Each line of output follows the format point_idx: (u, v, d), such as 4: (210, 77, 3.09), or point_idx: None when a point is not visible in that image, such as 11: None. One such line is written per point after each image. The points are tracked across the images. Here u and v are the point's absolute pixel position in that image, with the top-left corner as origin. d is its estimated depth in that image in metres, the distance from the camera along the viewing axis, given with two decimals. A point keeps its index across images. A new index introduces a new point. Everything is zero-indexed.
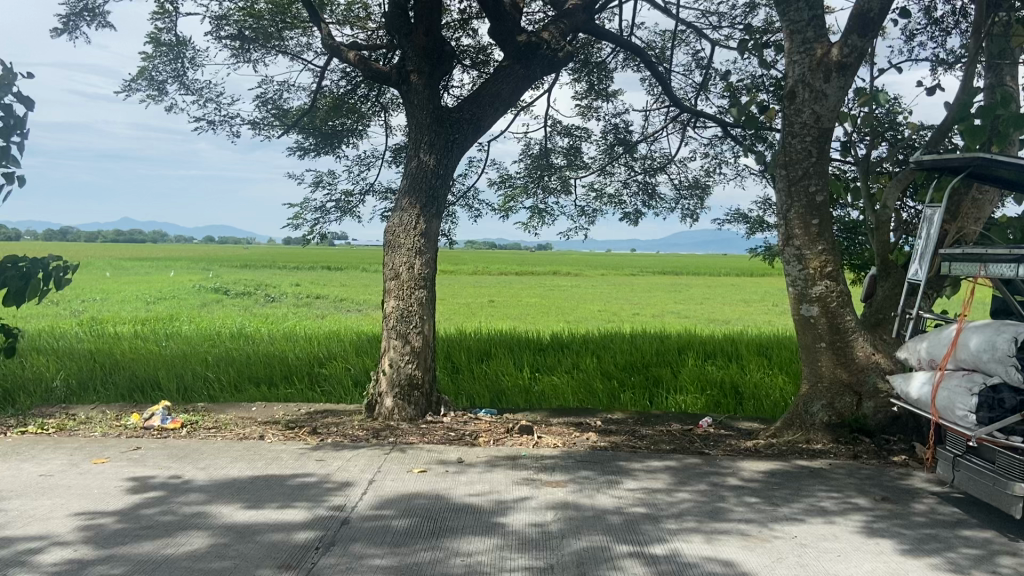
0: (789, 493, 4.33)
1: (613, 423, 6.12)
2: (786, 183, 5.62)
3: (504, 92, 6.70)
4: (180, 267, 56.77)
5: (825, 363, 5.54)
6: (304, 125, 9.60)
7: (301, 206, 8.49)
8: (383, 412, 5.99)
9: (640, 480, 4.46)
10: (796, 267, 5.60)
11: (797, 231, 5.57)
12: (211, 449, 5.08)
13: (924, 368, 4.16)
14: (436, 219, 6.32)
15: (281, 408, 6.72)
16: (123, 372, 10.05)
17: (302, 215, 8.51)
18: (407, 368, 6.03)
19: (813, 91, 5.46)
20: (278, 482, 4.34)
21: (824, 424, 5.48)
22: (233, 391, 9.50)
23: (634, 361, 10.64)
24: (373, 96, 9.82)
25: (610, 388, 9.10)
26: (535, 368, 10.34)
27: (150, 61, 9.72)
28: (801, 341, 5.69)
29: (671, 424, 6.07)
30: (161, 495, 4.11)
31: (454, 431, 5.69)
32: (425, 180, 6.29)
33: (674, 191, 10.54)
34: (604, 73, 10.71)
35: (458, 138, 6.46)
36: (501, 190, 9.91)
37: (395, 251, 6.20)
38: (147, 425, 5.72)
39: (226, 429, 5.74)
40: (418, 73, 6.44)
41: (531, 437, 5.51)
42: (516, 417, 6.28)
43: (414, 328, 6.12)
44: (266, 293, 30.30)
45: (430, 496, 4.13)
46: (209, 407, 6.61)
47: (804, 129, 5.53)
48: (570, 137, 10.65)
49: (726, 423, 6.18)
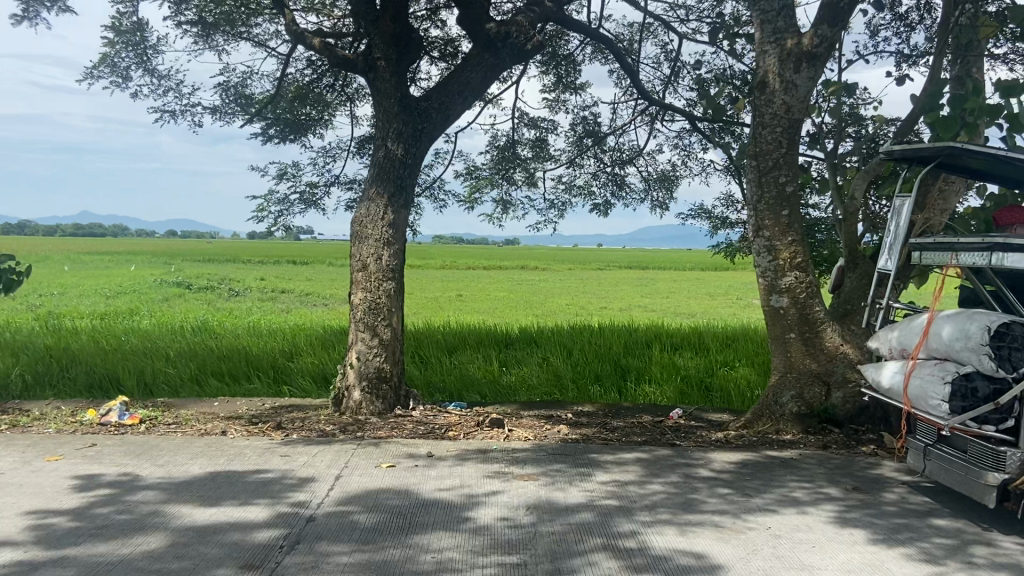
0: (761, 483, 4.30)
1: (584, 415, 6.07)
2: (756, 173, 5.60)
3: (474, 80, 6.60)
4: (142, 260, 55.87)
5: (795, 353, 5.54)
6: (268, 114, 9.41)
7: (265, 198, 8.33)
8: (350, 406, 5.87)
9: (612, 473, 4.40)
10: (766, 258, 5.58)
11: (768, 222, 5.54)
12: (170, 445, 4.93)
13: (896, 358, 4.15)
14: (404, 209, 6.20)
15: (244, 403, 6.57)
16: (81, 367, 9.80)
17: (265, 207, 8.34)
18: (375, 361, 5.91)
19: (783, 81, 5.43)
20: (240, 479, 4.21)
21: (794, 414, 5.47)
22: (195, 385, 9.31)
23: (603, 353, 10.62)
24: (339, 86, 9.67)
25: (579, 381, 9.09)
26: (504, 361, 10.27)
27: (109, 47, 9.47)
28: (770, 332, 5.67)
29: (641, 416, 6.03)
30: (116, 494, 3.96)
31: (423, 425, 5.59)
32: (393, 170, 6.17)
33: (643, 183, 10.52)
34: (572, 66, 10.65)
35: (426, 127, 6.36)
36: (467, 181, 9.80)
37: (362, 243, 6.06)
38: (104, 421, 5.55)
39: (187, 425, 5.58)
40: (385, 60, 6.32)
41: (501, 430, 5.43)
42: (486, 410, 6.20)
43: (383, 321, 5.99)
44: (229, 287, 29.86)
45: (398, 492, 4.02)
46: (169, 402, 6.44)
47: (774, 120, 5.50)
48: (538, 129, 10.59)
49: (697, 414, 6.16)
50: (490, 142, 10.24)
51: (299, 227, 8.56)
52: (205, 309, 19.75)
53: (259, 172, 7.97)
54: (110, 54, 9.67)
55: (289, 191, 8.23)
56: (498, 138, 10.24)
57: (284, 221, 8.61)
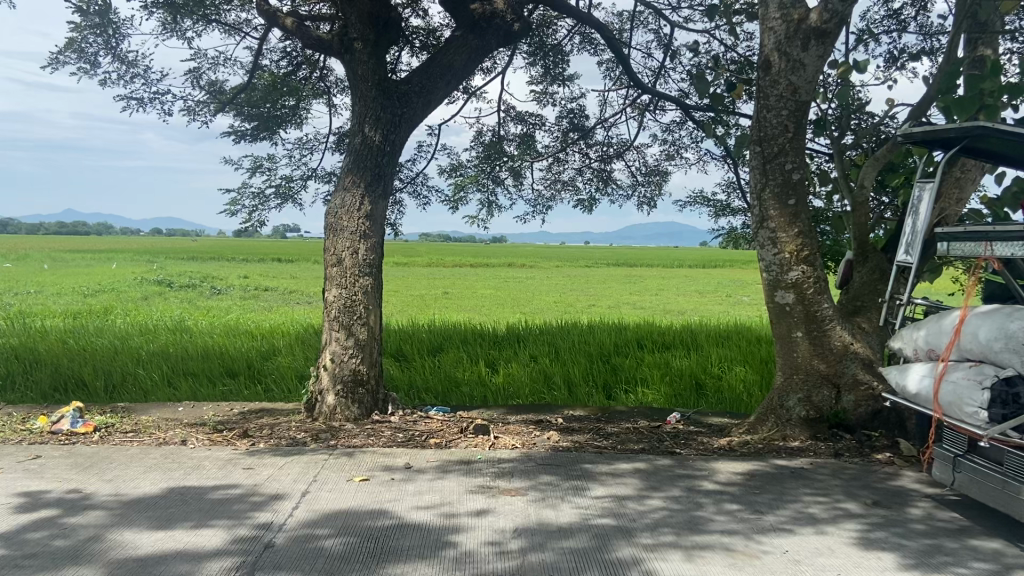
0: (772, 497, 3.91)
1: (575, 420, 5.67)
2: (761, 160, 5.21)
3: (457, 64, 6.18)
4: (123, 259, 55.14)
5: (802, 354, 5.15)
6: (242, 104, 8.97)
7: (239, 192, 7.89)
8: (324, 411, 5.44)
9: (609, 486, 4.00)
10: (770, 251, 5.19)
11: (773, 213, 5.16)
12: (123, 457, 4.48)
13: (923, 360, 3.79)
14: (382, 200, 5.77)
15: (210, 408, 6.12)
16: (46, 369, 9.30)
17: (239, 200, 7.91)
18: (351, 363, 5.48)
19: (790, 60, 5.03)
20: (196, 497, 3.78)
21: (802, 420, 5.09)
22: (166, 386, 8.86)
23: (593, 353, 10.24)
24: (318, 77, 9.24)
25: (569, 380, 8.73)
26: (490, 362, 9.85)
27: (75, 33, 8.99)
28: (775, 331, 5.29)
29: (637, 420, 5.64)
30: (54, 515, 3.51)
31: (402, 432, 5.18)
32: (370, 157, 5.74)
33: (633, 177, 10.14)
34: (560, 57, 10.24)
35: (407, 112, 5.93)
36: (451, 177, 9.38)
37: (336, 236, 5.63)
38: (54, 430, 5.10)
39: (146, 434, 5.14)
40: (362, 41, 5.89)
41: (486, 438, 5.02)
42: (471, 415, 5.80)
43: (359, 319, 5.56)
44: (209, 285, 29.36)
45: (371, 511, 3.60)
46: (129, 408, 5.98)
47: (780, 103, 5.11)
48: (524, 122, 10.19)
49: (695, 418, 5.78)
50: (475, 136, 9.83)
51: (274, 222, 8.12)
52: (183, 308, 19.21)
53: (232, 164, 7.52)
54: (76, 40, 9.21)
55: (263, 184, 7.79)
56: (483, 133, 9.82)
57: (256, 217, 8.17)
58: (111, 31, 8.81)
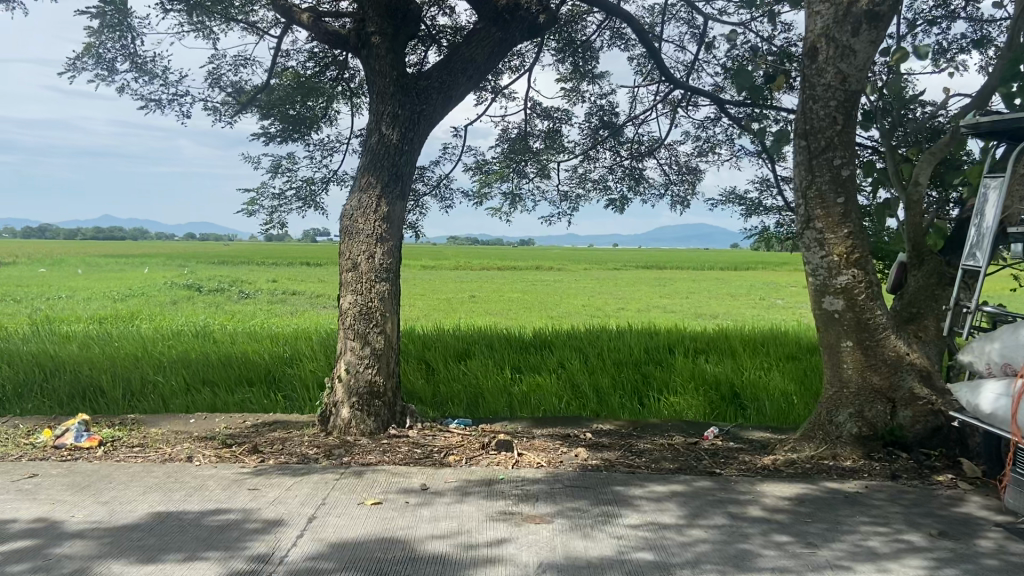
0: (825, 527, 3.54)
1: (605, 435, 5.32)
2: (806, 155, 4.82)
3: (479, 57, 5.87)
4: (155, 263, 55.66)
5: (853, 365, 4.77)
6: (263, 105, 8.73)
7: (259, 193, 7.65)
8: (338, 425, 5.16)
9: (644, 513, 3.65)
10: (817, 253, 4.81)
11: (820, 212, 4.78)
12: (123, 475, 4.21)
13: (996, 376, 3.41)
14: (400, 201, 5.46)
15: (223, 420, 5.84)
16: (65, 376, 9.13)
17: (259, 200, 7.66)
18: (367, 374, 5.19)
19: (839, 47, 4.65)
20: (194, 523, 3.48)
21: (853, 437, 4.73)
22: (185, 392, 8.62)
23: (623, 360, 9.87)
24: (341, 78, 8.97)
25: (598, 388, 8.37)
26: (516, 368, 9.52)
27: (93, 36, 8.79)
28: (823, 339, 4.91)
29: (671, 436, 5.27)
30: (38, 544, 3.24)
31: (421, 447, 4.87)
32: (387, 156, 5.44)
33: (664, 176, 9.77)
34: (589, 54, 9.91)
35: (426, 108, 5.63)
36: (476, 175, 9.06)
37: (352, 239, 5.33)
38: (57, 445, 4.85)
39: (151, 449, 4.87)
40: (381, 35, 5.60)
41: (510, 455, 4.70)
42: (494, 429, 5.48)
43: (375, 327, 5.26)
44: (238, 290, 29.43)
45: (383, 540, 3.29)
46: (138, 420, 5.72)
47: (827, 93, 4.72)
48: (551, 121, 9.86)
49: (735, 434, 5.40)
50: (501, 134, 9.51)
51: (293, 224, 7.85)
52: (208, 312, 19.07)
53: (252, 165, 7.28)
54: (96, 44, 9.05)
55: (284, 186, 7.53)
56: (509, 130, 9.51)
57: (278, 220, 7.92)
58: (130, 32, 8.59)
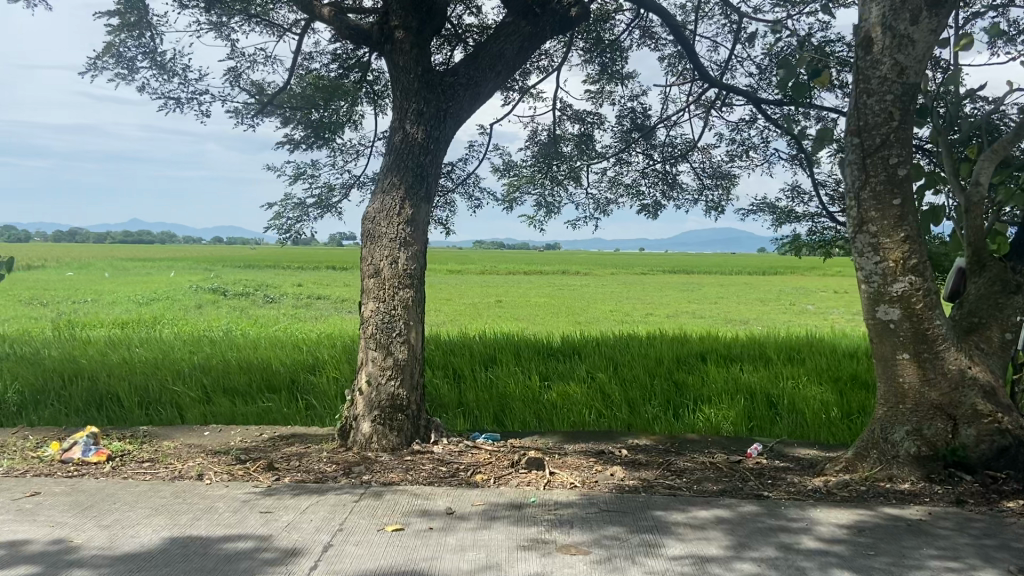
0: (890, 562, 3.20)
1: (641, 451, 5.00)
2: (859, 153, 4.48)
3: (508, 52, 5.58)
4: (182, 266, 56.04)
5: (911, 380, 4.42)
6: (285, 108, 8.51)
7: (283, 203, 7.39)
8: (359, 440, 4.89)
9: (688, 543, 3.33)
10: (871, 259, 4.47)
11: (874, 214, 4.44)
12: (128, 495, 3.96)
13: None
14: (425, 203, 5.18)
15: (239, 432, 5.60)
16: (84, 383, 9.00)
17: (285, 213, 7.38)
18: (389, 386, 4.91)
19: (896, 36, 4.31)
20: (200, 550, 3.22)
21: (912, 457, 4.38)
22: (204, 401, 8.41)
23: (655, 369, 9.52)
24: (365, 80, 8.72)
25: (629, 398, 8.03)
26: (544, 376, 9.22)
27: (115, 37, 8.64)
28: (877, 351, 4.57)
29: (712, 453, 4.94)
30: (31, 573, 3.00)
31: (446, 465, 4.59)
32: (412, 156, 5.17)
33: (698, 180, 9.43)
34: (618, 54, 9.60)
35: (452, 106, 5.36)
36: (504, 178, 8.78)
37: (374, 244, 5.05)
38: (64, 460, 4.63)
39: (162, 465, 4.63)
40: (405, 30, 5.34)
41: (541, 473, 4.39)
42: (523, 444, 5.18)
43: (398, 336, 4.98)
44: (263, 294, 29.39)
45: (401, 573, 3.00)
46: (151, 433, 5.50)
47: (883, 86, 4.38)
48: (581, 123, 9.57)
49: (780, 451, 5.06)
50: (528, 137, 9.23)
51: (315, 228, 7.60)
52: (232, 318, 18.92)
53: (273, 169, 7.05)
54: (117, 44, 8.89)
55: (307, 193, 7.28)
56: (538, 132, 9.22)
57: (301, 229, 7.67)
58: (150, 34, 8.42)
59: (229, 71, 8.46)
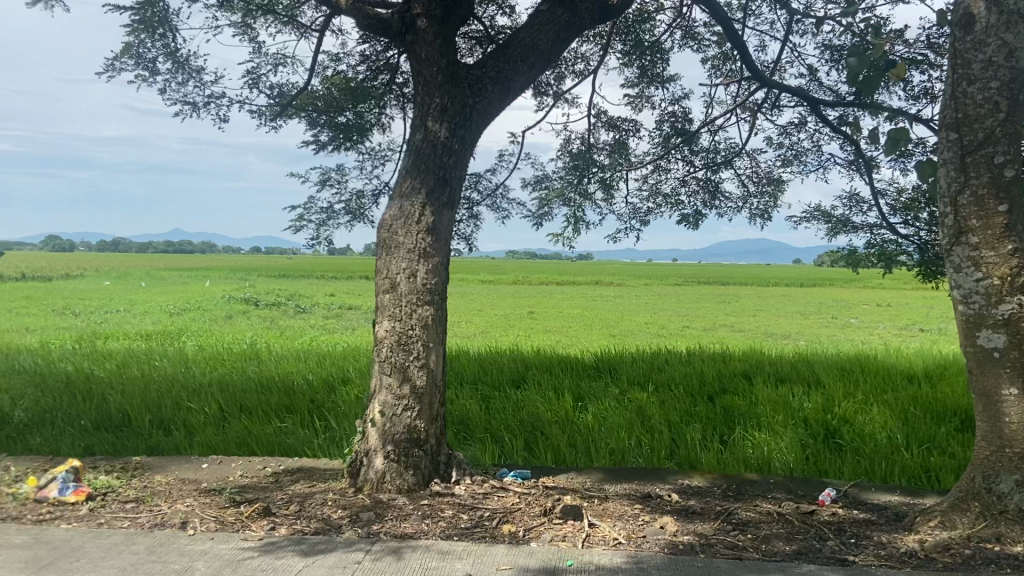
0: None
1: (693, 496, 4.35)
2: (958, 150, 3.80)
3: (542, 44, 4.97)
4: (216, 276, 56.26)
5: (1017, 418, 3.70)
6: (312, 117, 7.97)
7: (308, 208, 6.81)
8: (370, 479, 4.31)
9: None
10: (971, 275, 3.78)
11: (975, 223, 3.75)
12: (98, 549, 3.40)
13: None
14: (448, 210, 4.58)
15: (244, 465, 5.05)
16: (96, 401, 8.53)
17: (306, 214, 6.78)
18: (406, 418, 4.31)
19: (1005, 13, 3.65)
20: None
21: (1021, 512, 3.66)
22: (219, 421, 7.88)
23: (697, 389, 8.83)
24: (393, 82, 8.15)
25: (670, 422, 7.34)
26: (577, 397, 8.58)
27: (132, 35, 8.19)
28: (978, 384, 3.86)
29: (777, 501, 4.26)
30: None
31: (469, 511, 3.97)
32: (433, 156, 4.58)
33: (744, 188, 8.75)
34: (658, 56, 8.96)
35: (479, 101, 4.76)
36: (535, 190, 8.18)
37: (390, 254, 4.46)
38: (39, 500, 4.11)
39: (148, 507, 4.08)
40: (427, 17, 4.74)
41: (578, 525, 3.76)
42: (558, 485, 4.56)
43: (416, 360, 4.38)
44: (295, 304, 29.07)
45: None
46: (148, 467, 4.96)
47: (987, 72, 3.70)
48: (617, 130, 8.95)
49: (855, 499, 4.36)
50: (561, 146, 8.62)
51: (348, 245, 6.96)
52: (257, 330, 18.54)
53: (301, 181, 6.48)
54: (134, 44, 8.46)
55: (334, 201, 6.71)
56: (571, 141, 8.63)
57: (328, 238, 7.08)
58: (170, 35, 7.92)
59: (251, 73, 7.93)
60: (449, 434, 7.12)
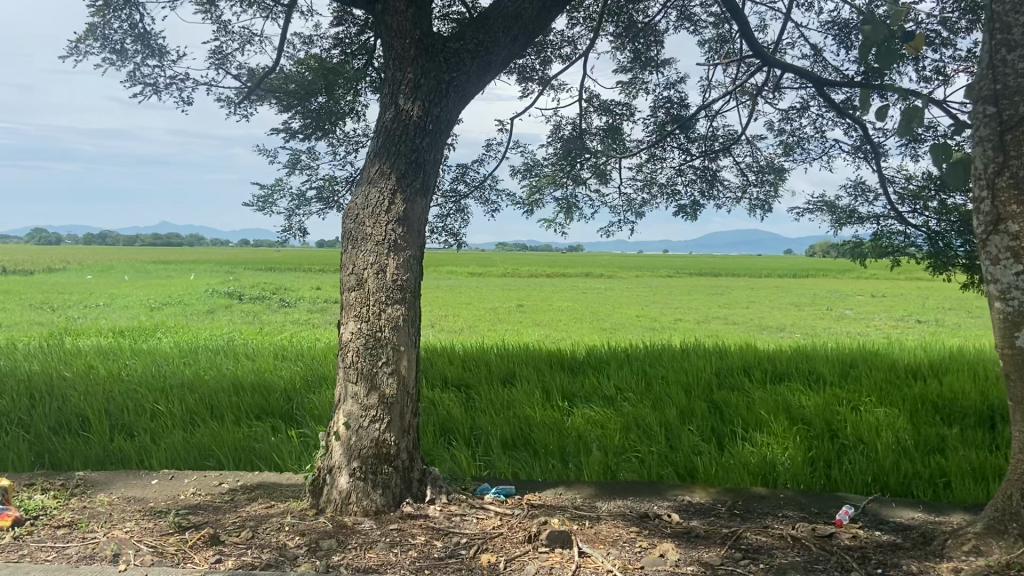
0: None
1: (696, 516, 3.89)
2: (997, 127, 3.34)
3: (527, 12, 4.46)
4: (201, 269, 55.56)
5: None
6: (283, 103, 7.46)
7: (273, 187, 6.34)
8: (334, 500, 3.86)
9: None
10: (1010, 268, 3.33)
11: (1016, 209, 3.29)
12: None
13: None
14: (421, 197, 4.10)
15: (199, 482, 4.57)
16: (55, 404, 8.00)
17: (272, 196, 6.32)
18: (374, 432, 3.84)
19: None
20: None
21: None
22: (186, 425, 7.39)
23: (695, 388, 8.38)
24: (370, 65, 7.65)
25: (666, 424, 6.90)
26: (569, 397, 8.14)
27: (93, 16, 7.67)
28: (1016, 392, 3.42)
29: (789, 521, 3.81)
30: None
31: (443, 537, 3.51)
32: (405, 137, 4.09)
33: (743, 176, 8.30)
34: (653, 38, 8.49)
35: (456, 76, 4.26)
36: (524, 178, 7.71)
37: (356, 247, 3.99)
38: None
39: (80, 534, 3.59)
40: None
41: (566, 554, 3.30)
42: (544, 504, 4.10)
43: (385, 365, 3.90)
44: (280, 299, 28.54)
45: None
46: (91, 485, 4.47)
47: None
48: (609, 115, 8.48)
49: (874, 519, 3.92)
50: (551, 133, 8.15)
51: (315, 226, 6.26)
52: (238, 324, 17.98)
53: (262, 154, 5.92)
54: (98, 25, 7.93)
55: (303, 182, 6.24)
56: (561, 128, 8.16)
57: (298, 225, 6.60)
58: (133, 13, 7.40)
59: (217, 53, 7.41)
60: (432, 440, 6.67)
